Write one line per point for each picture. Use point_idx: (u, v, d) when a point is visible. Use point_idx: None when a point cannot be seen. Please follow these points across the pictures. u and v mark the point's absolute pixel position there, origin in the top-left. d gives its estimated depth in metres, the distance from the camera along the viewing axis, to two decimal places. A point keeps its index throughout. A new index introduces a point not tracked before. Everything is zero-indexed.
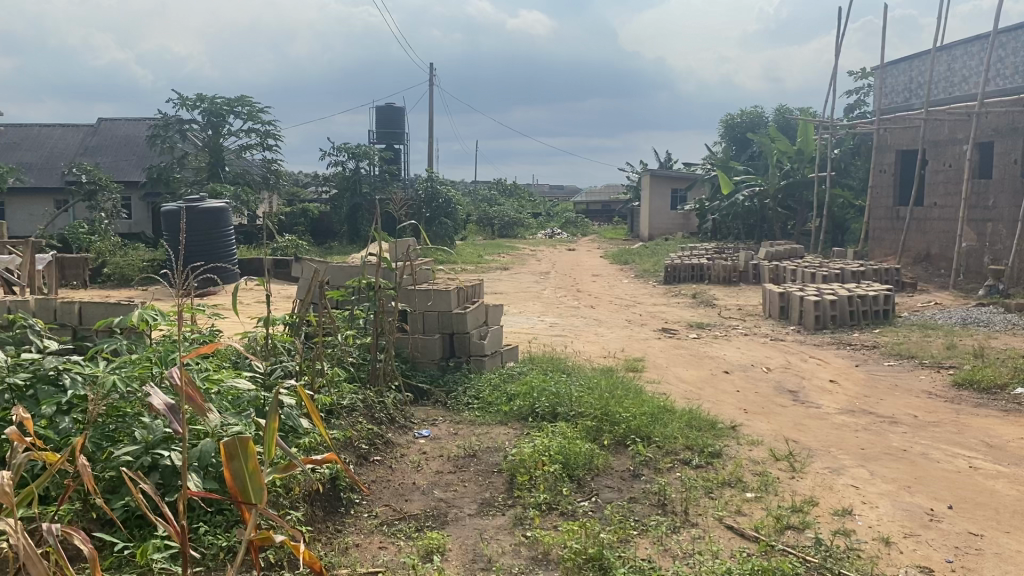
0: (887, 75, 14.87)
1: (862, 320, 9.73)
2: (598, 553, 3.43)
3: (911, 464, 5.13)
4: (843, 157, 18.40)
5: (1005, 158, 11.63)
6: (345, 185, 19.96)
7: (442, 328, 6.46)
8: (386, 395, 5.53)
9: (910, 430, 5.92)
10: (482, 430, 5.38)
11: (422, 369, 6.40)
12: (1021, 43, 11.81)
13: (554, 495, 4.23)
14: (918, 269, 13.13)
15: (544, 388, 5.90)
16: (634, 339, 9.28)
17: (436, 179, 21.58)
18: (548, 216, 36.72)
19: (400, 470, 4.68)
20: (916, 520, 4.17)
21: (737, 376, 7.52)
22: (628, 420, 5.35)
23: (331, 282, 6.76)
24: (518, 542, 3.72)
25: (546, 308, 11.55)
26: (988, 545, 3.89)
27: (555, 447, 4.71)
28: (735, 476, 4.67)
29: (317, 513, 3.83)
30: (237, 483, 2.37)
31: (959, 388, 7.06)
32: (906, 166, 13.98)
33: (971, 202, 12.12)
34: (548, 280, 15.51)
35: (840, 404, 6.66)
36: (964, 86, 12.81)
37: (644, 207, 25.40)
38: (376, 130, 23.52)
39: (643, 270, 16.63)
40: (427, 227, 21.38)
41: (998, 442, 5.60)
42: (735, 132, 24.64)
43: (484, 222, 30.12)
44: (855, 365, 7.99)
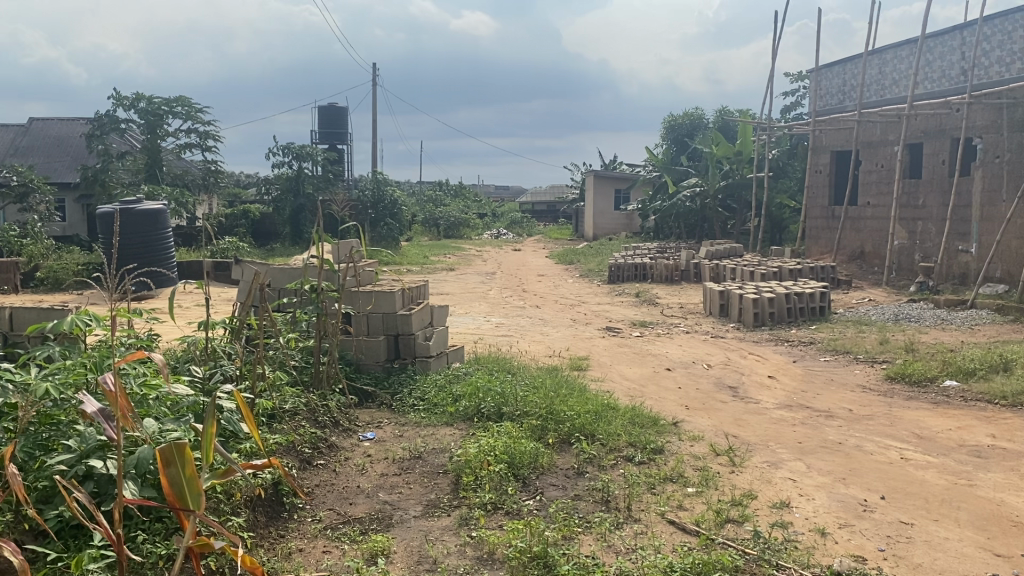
0: (821, 78, 15.25)
1: (799, 317, 9.97)
2: (543, 551, 3.47)
3: (846, 456, 5.29)
4: (781, 159, 18.80)
5: (933, 159, 12.01)
6: (288, 186, 19.74)
7: (387, 329, 6.44)
8: (329, 398, 5.52)
9: (846, 423, 6.11)
10: (427, 432, 5.37)
11: (367, 371, 6.37)
12: (946, 47, 12.21)
13: (499, 495, 4.25)
14: (853, 267, 13.52)
15: (490, 388, 5.92)
16: (579, 338, 9.34)
17: (381, 179, 21.41)
18: (494, 215, 36.74)
19: (344, 474, 4.66)
20: (851, 511, 4.31)
21: (679, 374, 7.65)
22: (573, 419, 5.40)
23: (272, 284, 6.71)
24: (464, 543, 3.72)
25: (492, 309, 11.57)
26: (918, 533, 4.03)
27: (500, 447, 4.73)
28: (676, 471, 4.75)
29: (259, 519, 3.80)
30: (175, 489, 2.45)
31: (892, 381, 7.30)
32: (840, 166, 14.37)
33: (903, 201, 12.54)
34: (494, 280, 15.56)
35: (778, 400, 6.81)
36: (895, 89, 13.19)
37: (588, 208, 25.63)
38: (319, 130, 23.30)
39: (588, 269, 16.81)
40: (371, 228, 21.22)
41: (929, 434, 5.79)
42: (675, 134, 25.01)
43: (431, 223, 29.99)
44: (792, 361, 8.19)
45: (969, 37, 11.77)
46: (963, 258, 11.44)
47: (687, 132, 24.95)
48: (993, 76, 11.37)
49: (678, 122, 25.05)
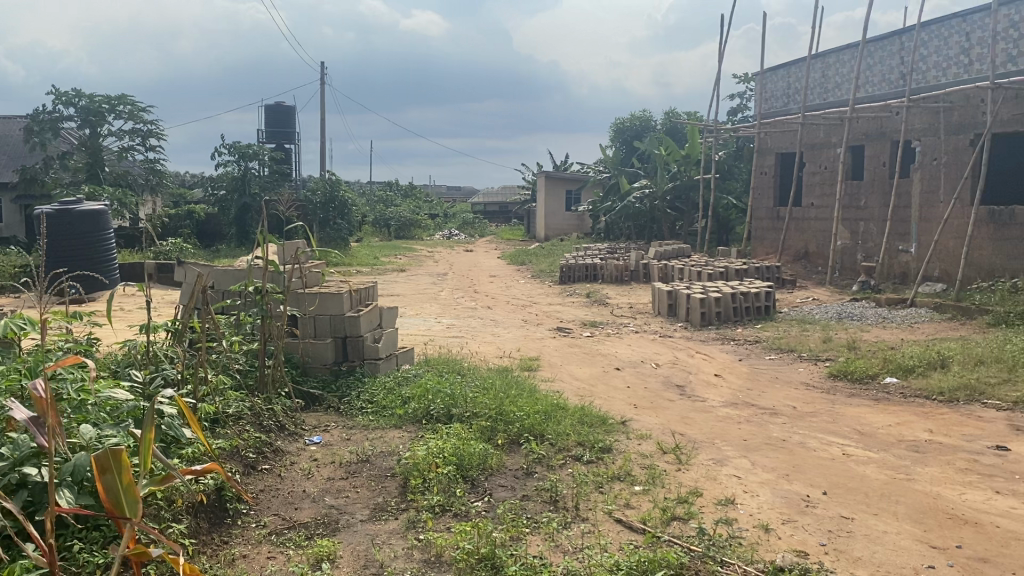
0: (766, 81, 15.50)
1: (745, 316, 10.13)
2: (490, 552, 3.47)
3: (790, 453, 5.38)
4: (727, 161, 19.08)
5: (874, 161, 12.29)
6: (234, 186, 19.39)
7: (334, 331, 6.37)
8: (275, 402, 5.44)
9: (789, 420, 6.21)
10: (375, 435, 5.32)
11: (314, 375, 6.29)
12: (887, 52, 12.49)
13: (447, 497, 4.23)
14: (798, 267, 13.77)
15: (439, 389, 5.89)
16: (530, 338, 9.37)
17: (330, 179, 21.19)
18: (446, 216, 36.62)
19: (289, 479, 4.59)
20: (794, 506, 4.38)
21: (628, 373, 7.71)
22: (522, 420, 5.40)
23: (216, 287, 6.59)
24: (411, 547, 3.69)
25: (443, 310, 11.54)
26: (858, 527, 4.12)
27: (448, 449, 4.70)
28: (624, 469, 4.78)
29: (201, 526, 3.72)
30: (110, 496, 2.44)
31: (834, 379, 7.46)
32: (784, 168, 14.64)
33: (845, 203, 12.82)
34: (446, 281, 15.51)
35: (724, 398, 6.90)
36: (837, 93, 13.46)
37: (540, 209, 25.72)
38: (266, 130, 22.99)
39: (539, 270, 16.86)
40: (320, 229, 20.98)
41: (870, 430, 5.92)
42: (624, 136, 25.24)
43: (381, 223, 29.80)
44: (738, 359, 8.32)
45: (908, 42, 12.07)
46: (903, 258, 11.75)
47: (635, 134, 25.20)
48: (930, 81, 11.68)
49: (627, 124, 25.26)
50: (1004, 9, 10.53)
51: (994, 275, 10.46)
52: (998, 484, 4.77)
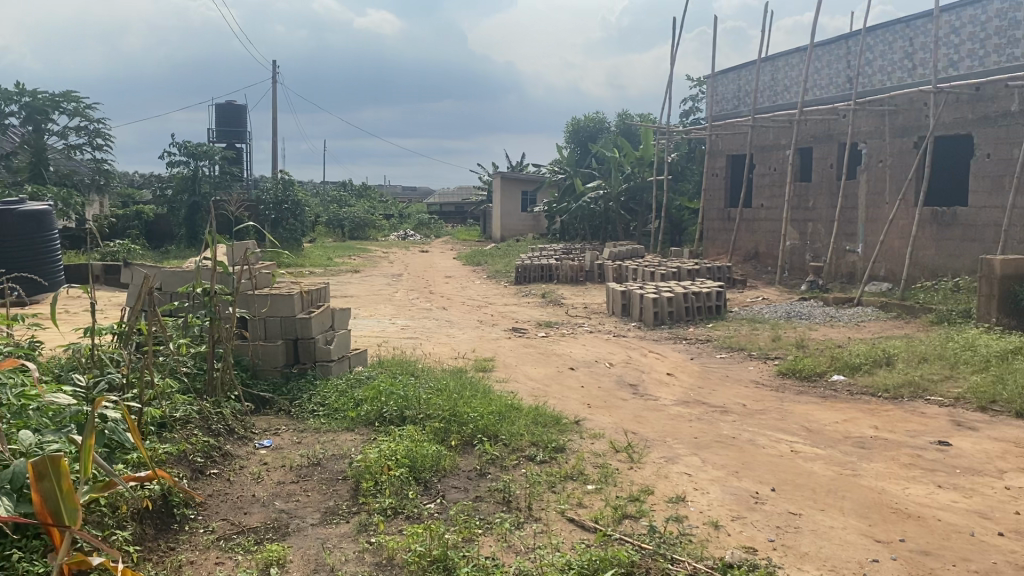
0: (717, 84, 15.70)
1: (697, 315, 10.25)
2: (442, 554, 3.47)
3: (739, 450, 5.46)
4: (680, 162, 19.30)
5: (822, 163, 12.53)
6: (183, 186, 19.04)
7: (285, 333, 6.30)
8: (223, 406, 5.35)
9: (739, 418, 6.30)
10: (327, 438, 5.27)
11: (264, 377, 6.21)
12: (834, 55, 12.74)
13: (400, 499, 4.20)
14: (748, 267, 13.98)
15: (392, 391, 5.85)
16: (485, 339, 9.36)
17: (283, 179, 20.92)
18: (401, 216, 36.45)
19: (238, 483, 4.53)
20: (743, 503, 4.45)
21: (582, 373, 7.74)
22: (476, 420, 5.39)
23: (163, 289, 6.47)
24: (362, 550, 3.66)
25: (397, 311, 11.49)
26: (805, 523, 4.19)
27: (401, 451, 4.67)
28: (577, 469, 4.80)
29: (147, 532, 3.66)
30: (49, 504, 2.39)
31: (783, 377, 7.59)
32: (735, 169, 14.87)
33: (795, 203, 13.06)
34: (400, 282, 15.43)
35: (676, 397, 6.97)
36: (786, 95, 13.68)
37: (495, 209, 25.73)
38: (217, 129, 22.64)
39: (495, 271, 16.83)
40: (272, 230, 20.70)
41: (817, 427, 6.03)
42: (579, 137, 25.39)
43: (335, 223, 29.55)
44: (690, 358, 8.42)
45: (854, 47, 12.33)
46: (850, 257, 12.01)
47: (589, 135, 25.38)
48: (876, 85, 11.93)
49: (581, 125, 25.41)
50: (945, 15, 10.80)
51: (937, 274, 10.74)
52: (939, 478, 4.89)
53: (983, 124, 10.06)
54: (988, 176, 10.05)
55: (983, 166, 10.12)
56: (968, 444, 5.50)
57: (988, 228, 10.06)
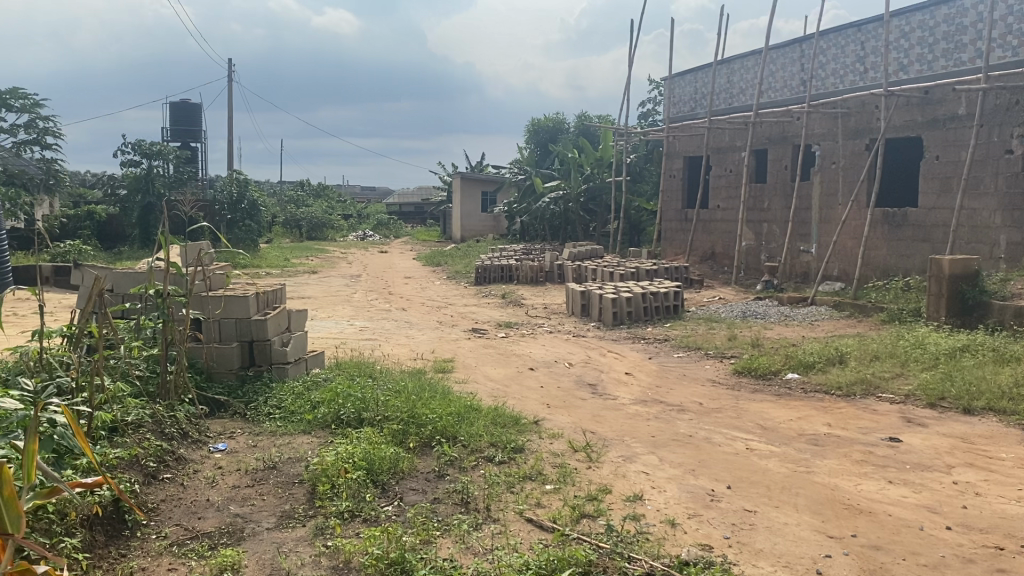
0: (675, 86, 15.85)
1: (655, 315, 10.34)
2: (400, 557, 3.45)
3: (697, 448, 5.51)
4: (639, 163, 19.45)
5: (777, 165, 12.73)
6: (136, 185, 18.68)
7: (240, 335, 6.21)
8: (177, 409, 5.26)
9: (696, 416, 6.37)
10: (283, 441, 5.21)
11: (220, 380, 6.13)
12: (788, 59, 12.93)
13: (357, 502, 4.17)
14: (705, 267, 14.14)
15: (350, 393, 5.80)
16: (445, 340, 9.33)
17: (239, 179, 20.64)
18: (360, 216, 36.22)
19: (192, 487, 4.46)
20: (699, 501, 4.49)
21: (541, 373, 7.76)
22: (435, 422, 5.37)
23: (114, 290, 6.33)
24: (319, 554, 3.62)
25: (356, 312, 11.41)
26: (760, 519, 4.24)
27: (358, 454, 4.63)
28: (536, 469, 4.81)
29: (97, 539, 3.58)
30: None
31: (739, 375, 7.69)
32: (692, 171, 15.04)
33: (750, 205, 13.25)
34: (359, 283, 15.31)
35: (635, 396, 7.02)
36: (742, 98, 13.86)
37: (455, 210, 25.69)
38: (171, 127, 22.26)
39: (455, 272, 16.79)
40: (228, 231, 20.42)
41: (771, 424, 6.12)
42: (539, 138, 25.48)
43: (292, 224, 29.23)
44: (649, 358, 8.48)
45: (808, 50, 12.52)
46: (804, 258, 12.21)
47: (549, 136, 25.48)
48: (829, 88, 12.14)
49: (541, 126, 25.48)
50: (896, 20, 11.03)
51: (888, 274, 10.97)
52: (890, 474, 4.99)
53: (932, 127, 10.28)
54: (937, 178, 10.28)
55: (932, 168, 10.35)
56: (918, 440, 5.63)
57: (937, 229, 10.30)
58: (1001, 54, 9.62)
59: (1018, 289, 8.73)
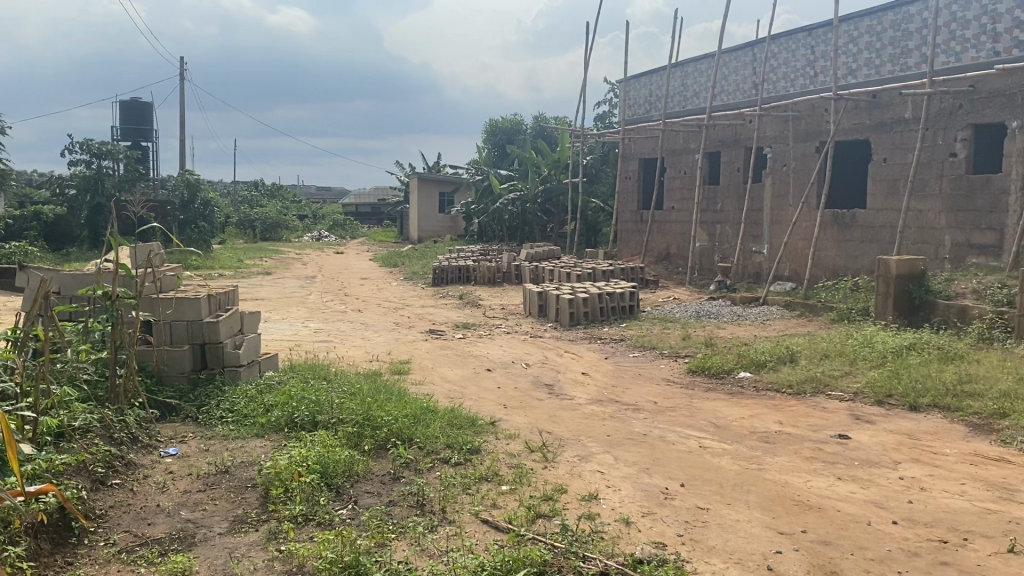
0: (630, 88, 15.99)
1: (612, 315, 10.43)
2: (355, 560, 3.44)
3: (651, 447, 5.58)
4: (595, 165, 19.59)
5: (729, 167, 12.92)
6: (85, 185, 18.27)
7: (192, 338, 6.12)
8: (126, 413, 5.17)
9: (651, 415, 6.44)
10: (236, 445, 5.15)
11: (170, 384, 6.02)
12: (739, 62, 13.12)
13: (311, 506, 4.14)
14: (660, 268, 14.29)
15: (303, 396, 5.75)
16: (401, 341, 9.30)
17: (192, 179, 20.32)
18: (315, 216, 35.88)
19: (142, 493, 4.39)
20: (653, 499, 4.55)
21: (498, 374, 7.77)
22: (390, 424, 5.36)
23: (61, 292, 6.20)
24: (271, 558, 3.58)
25: (311, 314, 11.31)
26: (712, 517, 4.31)
27: (312, 457, 4.59)
28: (492, 470, 4.82)
29: (42, 547, 3.51)
30: None
31: (693, 374, 7.79)
32: (647, 173, 15.20)
33: (704, 206, 13.44)
34: (314, 284, 15.17)
35: (590, 395, 7.07)
36: (696, 101, 14.04)
37: (412, 210, 25.60)
38: (121, 126, 21.83)
39: (412, 273, 16.73)
40: (180, 232, 20.09)
41: (724, 423, 6.21)
42: (496, 138, 25.48)
43: (245, 224, 28.85)
44: (605, 358, 8.55)
45: (759, 54, 12.72)
46: (756, 258, 12.41)
47: (506, 137, 25.51)
48: (780, 91, 12.35)
49: (498, 126, 25.51)
50: (844, 25, 11.24)
51: (838, 274, 11.19)
52: (838, 470, 5.10)
53: (880, 130, 10.53)
54: (884, 180, 10.52)
55: (879, 170, 10.59)
56: (865, 437, 5.76)
57: (884, 230, 10.54)
58: (945, 60, 9.85)
59: (961, 288, 8.96)
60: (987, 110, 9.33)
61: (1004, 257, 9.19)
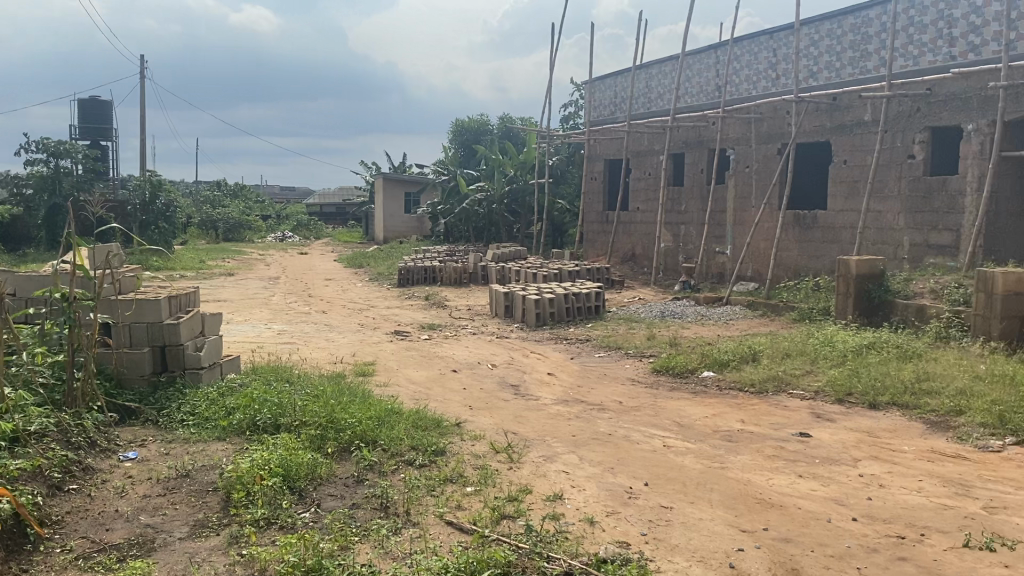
0: (595, 89, 16.05)
1: (577, 316, 10.46)
2: (317, 564, 3.41)
3: (615, 446, 5.60)
4: (561, 166, 19.65)
5: (693, 168, 13.04)
6: (43, 185, 17.93)
7: (152, 340, 6.03)
8: (84, 417, 5.07)
9: (616, 415, 6.47)
10: (197, 448, 5.08)
11: (130, 387, 5.92)
12: (703, 64, 13.24)
13: (273, 510, 4.09)
14: (625, 268, 14.38)
15: (266, 398, 5.69)
16: (366, 343, 9.24)
17: (154, 179, 20.03)
18: (279, 217, 35.55)
19: (100, 498, 4.32)
20: (618, 498, 4.57)
21: (464, 375, 7.76)
22: (354, 426, 5.32)
23: (17, 294, 6.07)
24: (233, 563, 3.54)
25: (274, 315, 11.20)
26: (676, 515, 4.34)
27: (275, 460, 4.54)
28: (456, 471, 4.81)
29: None
30: None
31: (658, 374, 7.84)
32: (612, 174, 15.29)
33: (668, 207, 13.55)
34: (278, 285, 15.02)
35: (556, 396, 7.08)
36: (660, 102, 14.14)
37: (377, 211, 25.47)
38: (80, 124, 21.46)
39: (378, 273, 16.64)
40: (141, 233, 19.81)
41: (688, 422, 6.26)
42: (462, 138, 25.43)
43: (208, 225, 28.47)
44: (571, 358, 8.58)
45: (722, 57, 12.84)
46: (720, 258, 12.54)
47: (473, 138, 25.47)
48: (743, 93, 12.48)
49: (464, 126, 25.46)
50: (805, 28, 11.40)
51: (800, 274, 11.36)
52: (800, 468, 5.16)
53: (840, 132, 10.69)
54: (845, 182, 10.68)
55: (839, 172, 10.75)
56: (826, 435, 5.83)
57: (844, 231, 10.70)
58: (903, 63, 10.02)
59: (919, 288, 9.11)
60: (944, 113, 9.49)
61: (960, 257, 9.36)
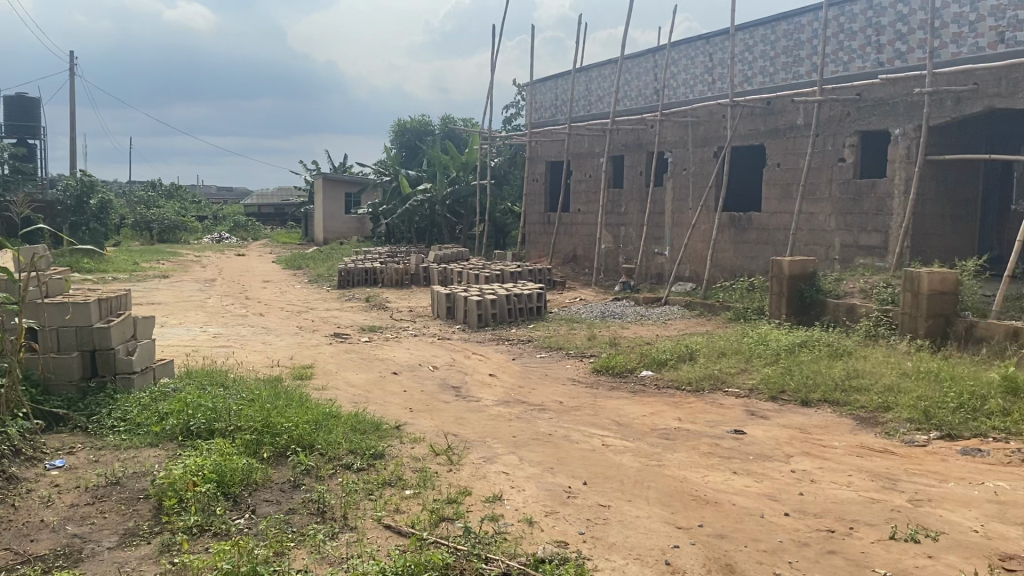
0: (536, 91, 16.13)
1: (518, 317, 10.50)
2: (251, 570, 3.36)
3: (555, 446, 5.65)
4: (503, 167, 19.68)
5: (633, 170, 13.20)
6: None
7: (81, 344, 5.86)
8: (9, 424, 4.91)
9: (556, 415, 6.51)
10: (128, 455, 4.96)
11: (58, 393, 5.75)
12: (641, 68, 13.41)
13: (206, 516, 4.02)
14: (567, 268, 14.49)
15: (200, 403, 5.59)
16: (305, 346, 9.14)
17: (85, 179, 19.51)
18: (216, 217, 34.88)
19: (25, 508, 4.19)
20: (557, 498, 4.60)
21: (404, 377, 7.73)
22: (291, 430, 5.25)
23: None
24: (164, 571, 3.47)
25: (210, 318, 10.99)
26: (614, 514, 4.39)
27: (209, 465, 4.46)
28: (395, 475, 4.79)
29: None
30: None
31: (598, 374, 7.91)
32: (553, 175, 15.40)
33: (608, 209, 13.70)
34: (214, 288, 14.74)
35: (497, 397, 7.10)
36: (599, 105, 14.28)
37: (317, 212, 25.19)
38: (6, 121, 20.79)
39: (319, 275, 16.47)
40: (71, 234, 19.28)
41: (627, 421, 6.34)
42: (404, 138, 25.28)
43: (142, 226, 27.79)
44: (512, 359, 8.60)
45: (660, 60, 13.02)
46: (658, 259, 12.73)
47: (415, 138, 25.35)
48: (680, 97, 12.69)
49: (407, 126, 25.32)
50: (740, 34, 11.64)
51: (736, 274, 11.60)
52: (735, 465, 5.27)
53: (774, 136, 10.94)
54: (778, 184, 10.93)
55: (773, 174, 11.00)
56: (760, 432, 5.97)
57: (778, 232, 10.95)
58: (834, 69, 10.30)
59: (850, 288, 9.35)
60: (873, 118, 9.79)
61: (888, 258, 9.64)
